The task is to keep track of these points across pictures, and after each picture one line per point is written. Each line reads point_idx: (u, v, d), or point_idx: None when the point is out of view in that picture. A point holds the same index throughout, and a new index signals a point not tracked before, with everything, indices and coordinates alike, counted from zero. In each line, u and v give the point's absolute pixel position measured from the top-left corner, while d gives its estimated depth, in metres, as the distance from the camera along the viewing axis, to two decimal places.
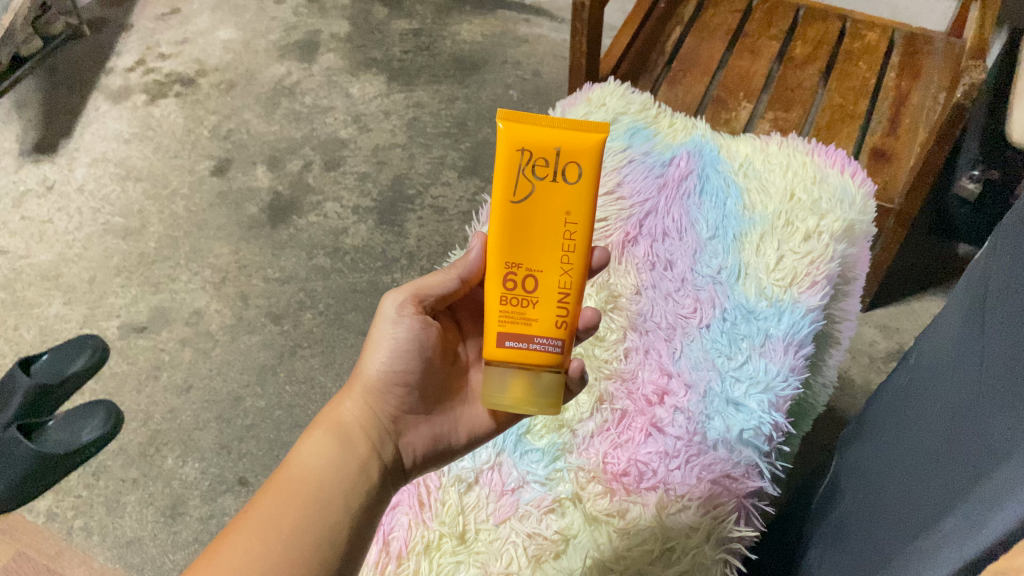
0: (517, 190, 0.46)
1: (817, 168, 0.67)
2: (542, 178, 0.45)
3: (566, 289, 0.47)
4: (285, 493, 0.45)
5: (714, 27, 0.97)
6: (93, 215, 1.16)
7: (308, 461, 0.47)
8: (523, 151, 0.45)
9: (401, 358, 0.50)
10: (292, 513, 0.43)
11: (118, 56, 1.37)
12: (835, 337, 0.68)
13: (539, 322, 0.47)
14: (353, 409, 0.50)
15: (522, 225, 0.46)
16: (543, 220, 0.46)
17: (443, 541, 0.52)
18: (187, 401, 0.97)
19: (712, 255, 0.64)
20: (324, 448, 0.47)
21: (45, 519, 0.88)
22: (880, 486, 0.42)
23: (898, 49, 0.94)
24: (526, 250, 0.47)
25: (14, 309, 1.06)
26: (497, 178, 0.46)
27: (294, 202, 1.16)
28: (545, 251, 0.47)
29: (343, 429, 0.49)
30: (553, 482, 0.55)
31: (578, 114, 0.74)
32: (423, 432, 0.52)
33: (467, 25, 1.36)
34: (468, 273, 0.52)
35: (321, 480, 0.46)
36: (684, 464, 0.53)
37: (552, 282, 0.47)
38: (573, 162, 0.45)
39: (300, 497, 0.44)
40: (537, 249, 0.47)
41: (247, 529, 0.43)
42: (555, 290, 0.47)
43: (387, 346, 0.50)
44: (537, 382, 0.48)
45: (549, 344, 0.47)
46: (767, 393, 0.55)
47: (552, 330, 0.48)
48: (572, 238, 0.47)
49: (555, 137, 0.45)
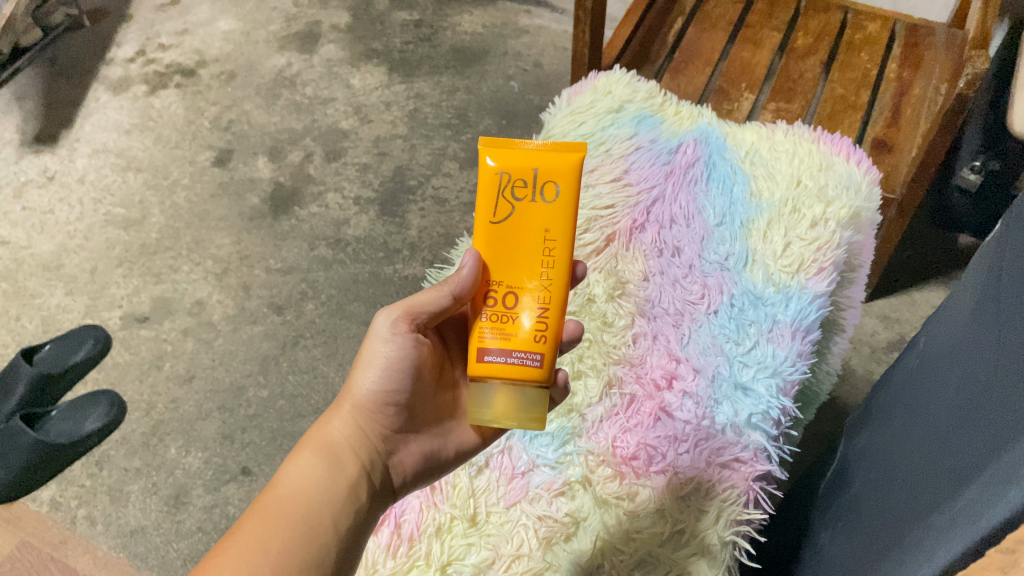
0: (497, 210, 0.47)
1: (823, 156, 0.67)
2: (521, 199, 0.46)
3: (545, 304, 0.46)
4: (275, 515, 0.44)
5: (715, 18, 0.97)
6: (94, 206, 1.15)
7: (297, 482, 0.46)
8: (502, 174, 0.47)
9: (392, 376, 0.49)
10: (280, 536, 0.43)
11: (117, 47, 1.36)
12: (841, 323, 0.69)
13: (519, 337, 0.46)
14: (343, 427, 0.49)
15: (503, 245, 0.47)
16: (522, 237, 0.47)
17: (454, 524, 0.53)
18: (189, 391, 0.97)
19: (720, 241, 0.64)
20: (311, 470, 0.47)
21: (48, 509, 0.88)
22: (894, 463, 0.42)
23: (900, 40, 0.94)
24: (506, 268, 0.47)
25: (15, 299, 1.06)
26: (478, 201, 0.47)
27: (295, 192, 1.16)
28: (524, 267, 0.47)
29: (332, 450, 0.48)
30: (563, 465, 0.55)
31: (584, 102, 0.74)
32: (413, 450, 0.52)
33: (469, 16, 1.36)
34: (459, 291, 0.48)
35: (309, 500, 0.45)
36: (693, 448, 0.53)
37: (531, 296, 0.47)
38: (550, 181, 0.46)
39: (287, 519, 0.44)
40: (517, 266, 0.47)
41: (234, 552, 0.42)
42: (535, 304, 0.47)
43: (377, 365, 0.49)
44: (522, 398, 0.46)
45: (529, 358, 0.46)
46: (775, 377, 0.55)
47: (532, 343, 0.46)
48: (552, 254, 0.47)
49: (532, 159, 0.47)
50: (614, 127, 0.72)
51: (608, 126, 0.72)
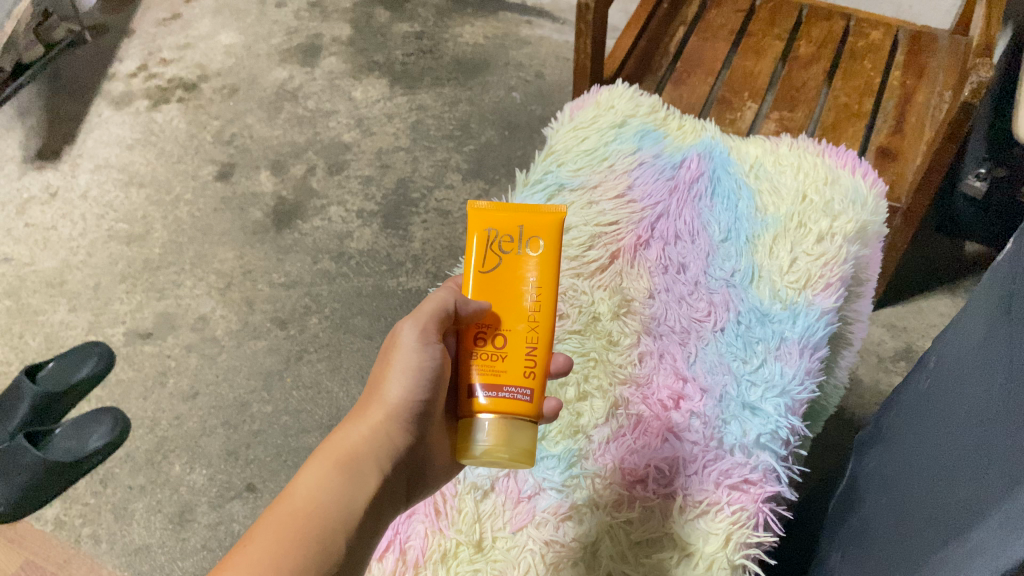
0: (487, 262, 0.50)
1: (829, 169, 0.67)
2: (508, 252, 0.49)
3: (533, 343, 0.48)
4: (287, 530, 0.40)
5: (717, 28, 0.96)
6: (97, 222, 1.15)
7: (312, 494, 0.42)
8: (489, 229, 0.50)
9: (424, 389, 0.48)
10: (291, 555, 0.39)
11: (119, 62, 1.36)
12: (848, 338, 0.69)
13: (508, 373, 0.47)
14: (367, 437, 0.46)
15: (492, 292, 0.49)
16: (509, 286, 0.49)
17: (460, 550, 0.52)
18: (193, 407, 0.97)
19: (725, 257, 0.64)
20: (330, 480, 0.43)
21: (53, 528, 0.88)
22: (905, 487, 0.41)
23: (902, 48, 0.93)
24: (492, 312, 0.49)
25: (18, 316, 1.06)
26: (468, 252, 0.50)
27: (298, 206, 1.16)
28: (513, 313, 0.48)
29: (353, 461, 0.45)
30: (569, 489, 0.54)
31: (587, 117, 0.73)
32: (427, 459, 0.50)
33: (470, 27, 1.36)
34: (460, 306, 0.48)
35: (326, 515, 0.42)
36: (701, 469, 0.53)
37: (520, 340, 0.48)
38: (535, 237, 0.49)
39: (300, 536, 0.40)
40: (504, 310, 0.49)
41: (243, 569, 0.38)
42: (523, 347, 0.48)
43: (408, 368, 0.47)
44: (513, 432, 0.45)
45: (519, 393, 0.46)
46: (783, 396, 0.55)
47: (522, 379, 0.47)
48: (536, 299, 0.49)
49: (519, 218, 0.50)
50: (617, 142, 0.71)
51: (611, 141, 0.71)
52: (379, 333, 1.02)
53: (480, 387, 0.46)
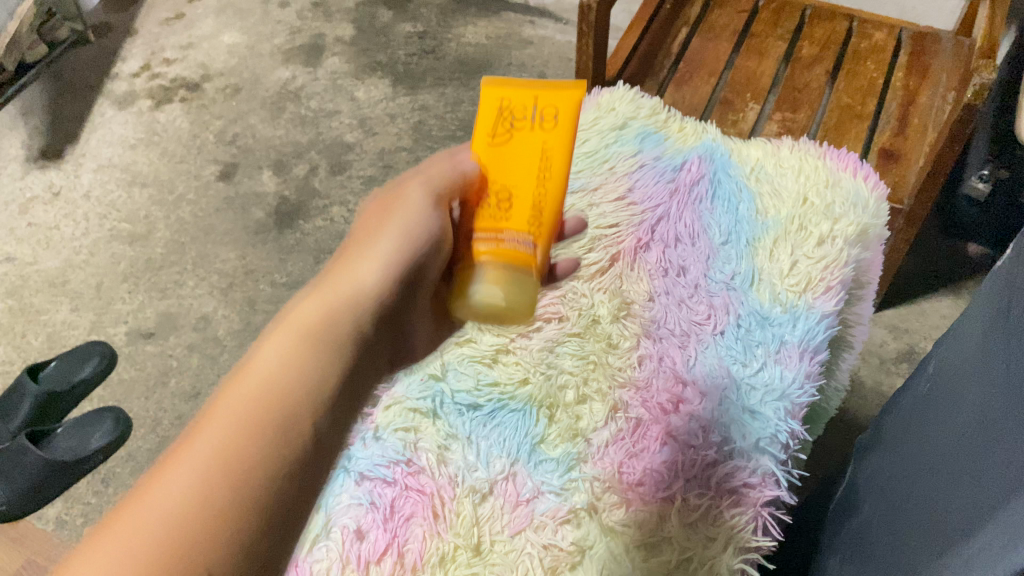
0: (497, 132, 0.47)
1: (830, 171, 0.66)
2: (519, 124, 0.47)
3: (541, 200, 0.45)
4: (243, 399, 0.38)
5: (720, 28, 0.96)
6: (99, 221, 1.16)
7: (273, 363, 0.40)
8: (501, 103, 0.48)
9: (416, 248, 0.44)
10: (250, 443, 0.37)
11: (123, 62, 1.37)
12: (849, 341, 0.68)
13: (512, 218, 0.45)
14: (351, 290, 0.43)
15: (503, 158, 0.47)
16: (520, 159, 0.46)
17: (458, 553, 0.51)
18: (195, 407, 0.97)
19: (726, 260, 0.64)
20: (299, 351, 0.40)
21: (54, 527, 0.88)
22: (904, 491, 0.41)
23: (906, 49, 0.93)
24: (501, 165, 0.46)
25: (21, 315, 1.06)
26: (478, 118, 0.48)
27: (300, 206, 1.16)
28: (520, 172, 0.46)
29: (324, 334, 0.41)
30: (568, 492, 0.54)
31: (587, 119, 0.73)
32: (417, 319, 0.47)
33: (473, 27, 1.36)
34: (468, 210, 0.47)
35: (288, 381, 0.39)
36: (701, 473, 0.52)
37: (527, 194, 0.45)
38: (550, 109, 0.47)
39: (258, 405, 0.38)
40: (512, 170, 0.46)
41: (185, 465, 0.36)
42: (530, 203, 0.45)
43: (403, 229, 0.44)
44: (513, 286, 0.44)
45: (521, 242, 0.44)
46: (783, 400, 0.55)
47: (525, 226, 0.45)
48: (548, 165, 0.46)
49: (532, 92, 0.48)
50: (617, 145, 0.71)
51: (611, 143, 0.71)
52: None
53: (479, 235, 0.45)
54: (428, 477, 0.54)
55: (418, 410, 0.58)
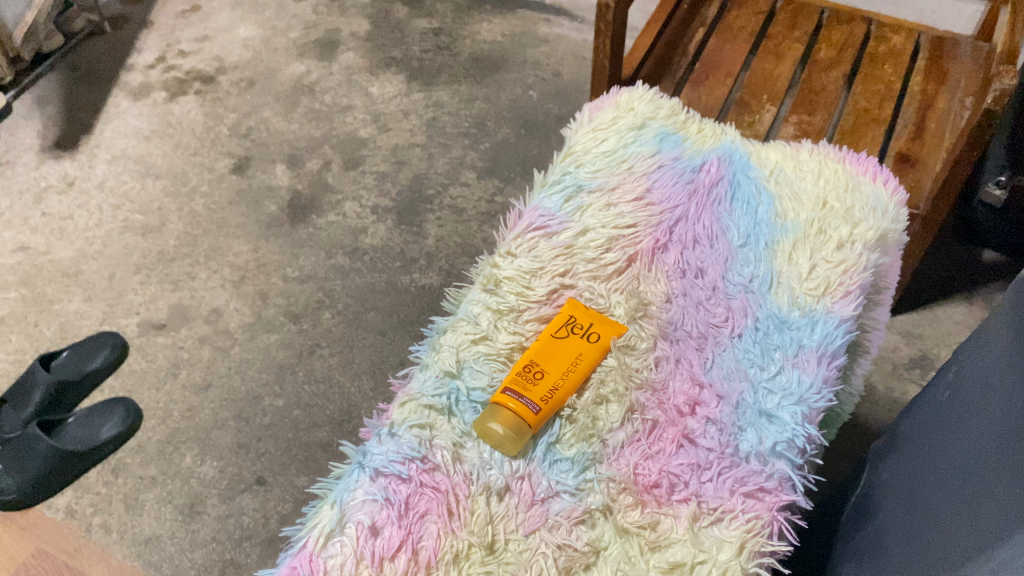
0: (560, 332, 0.61)
1: (850, 176, 0.67)
2: (575, 334, 0.60)
3: (561, 377, 0.58)
4: None
5: (737, 30, 0.96)
6: (113, 212, 1.16)
7: None
8: (573, 318, 0.61)
9: None
10: None
11: (138, 53, 1.37)
12: (865, 347, 0.68)
13: (536, 388, 0.57)
14: None
15: (551, 352, 0.59)
16: (561, 354, 0.59)
17: (472, 551, 0.51)
18: (205, 400, 0.97)
19: (744, 263, 0.64)
20: None
21: (65, 516, 0.88)
22: (924, 496, 0.41)
23: (924, 53, 0.92)
24: (547, 360, 0.59)
25: (34, 304, 1.06)
26: (557, 326, 0.61)
27: (313, 200, 1.16)
28: (556, 362, 0.59)
29: None
30: (583, 492, 0.54)
31: (605, 118, 0.73)
32: None
33: (487, 24, 1.36)
34: (521, 365, 0.59)
35: None
36: (716, 476, 0.53)
37: (550, 374, 0.58)
38: (595, 331, 0.61)
39: None
40: (552, 363, 0.59)
41: None
42: (552, 376, 0.58)
43: None
44: (510, 427, 0.55)
45: (529, 404, 0.56)
46: (800, 405, 0.55)
47: (541, 395, 0.57)
48: (578, 361, 0.59)
49: (591, 319, 0.61)
50: (637, 145, 0.71)
51: (630, 142, 0.71)
52: (392, 329, 1.02)
53: (512, 391, 0.57)
54: (443, 474, 0.54)
55: (434, 407, 0.58)
